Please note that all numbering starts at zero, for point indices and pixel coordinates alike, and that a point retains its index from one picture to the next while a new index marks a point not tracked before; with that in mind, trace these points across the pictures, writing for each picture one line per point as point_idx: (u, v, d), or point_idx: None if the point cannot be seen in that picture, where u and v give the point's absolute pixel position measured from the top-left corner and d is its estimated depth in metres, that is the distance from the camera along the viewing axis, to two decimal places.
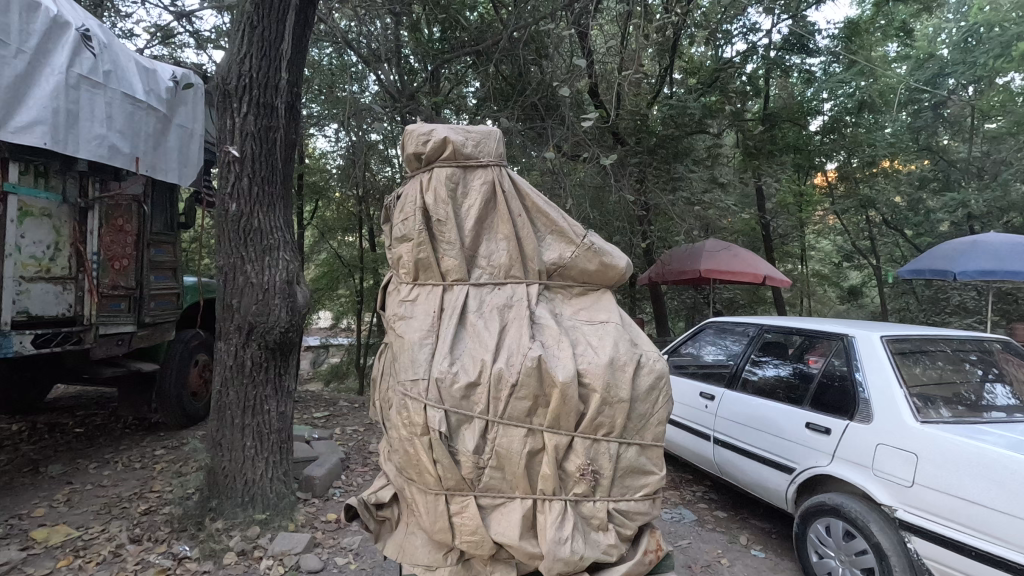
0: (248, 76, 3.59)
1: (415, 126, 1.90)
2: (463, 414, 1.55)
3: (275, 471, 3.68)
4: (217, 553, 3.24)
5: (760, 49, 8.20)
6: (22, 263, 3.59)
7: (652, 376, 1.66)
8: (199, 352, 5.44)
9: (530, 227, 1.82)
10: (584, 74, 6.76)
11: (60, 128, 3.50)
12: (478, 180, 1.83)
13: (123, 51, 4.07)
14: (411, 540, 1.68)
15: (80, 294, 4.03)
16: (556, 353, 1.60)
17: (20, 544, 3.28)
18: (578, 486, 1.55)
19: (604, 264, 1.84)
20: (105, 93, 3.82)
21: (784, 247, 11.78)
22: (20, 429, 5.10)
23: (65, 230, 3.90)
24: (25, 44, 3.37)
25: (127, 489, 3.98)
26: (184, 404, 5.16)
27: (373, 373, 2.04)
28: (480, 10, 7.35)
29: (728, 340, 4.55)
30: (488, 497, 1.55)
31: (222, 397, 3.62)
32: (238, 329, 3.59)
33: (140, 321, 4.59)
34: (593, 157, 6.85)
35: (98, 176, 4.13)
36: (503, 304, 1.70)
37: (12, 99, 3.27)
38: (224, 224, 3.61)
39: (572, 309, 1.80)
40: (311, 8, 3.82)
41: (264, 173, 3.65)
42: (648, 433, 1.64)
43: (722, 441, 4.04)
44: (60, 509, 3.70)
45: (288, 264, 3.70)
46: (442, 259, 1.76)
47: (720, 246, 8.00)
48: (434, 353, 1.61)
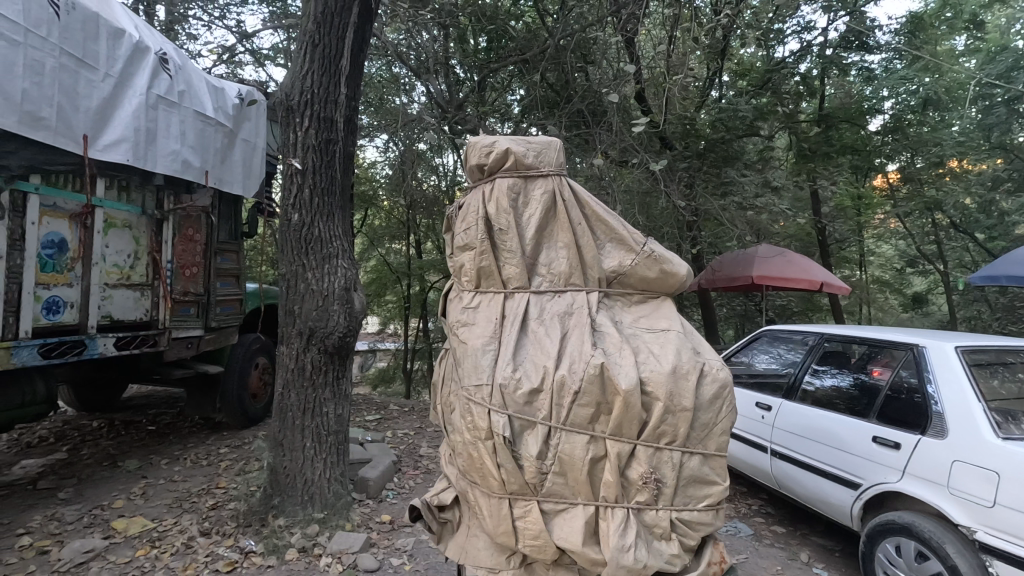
0: (309, 92, 3.76)
1: (477, 138, 1.95)
2: (525, 420, 1.57)
3: (333, 471, 3.80)
4: (280, 549, 3.39)
5: (815, 48, 7.94)
6: (106, 271, 3.88)
7: (716, 385, 1.65)
8: (260, 355, 5.71)
9: (590, 235, 1.83)
10: (631, 80, 6.78)
11: (140, 145, 3.76)
12: (540, 188, 1.85)
13: (195, 71, 4.33)
14: (473, 542, 1.72)
15: (156, 299, 4.32)
16: (618, 360, 1.60)
17: (103, 533, 3.51)
18: (640, 494, 1.54)
19: (664, 271, 1.83)
20: (179, 112, 4.09)
21: (840, 252, 11.33)
22: (100, 426, 5.47)
23: (143, 240, 4.18)
24: (112, 68, 3.60)
25: (195, 485, 4.21)
26: (245, 405, 5.41)
27: (433, 378, 2.08)
28: (525, 20, 7.47)
29: (784, 348, 4.42)
30: (551, 502, 1.57)
31: (284, 399, 3.77)
32: (299, 333, 3.74)
33: (207, 325, 4.86)
34: (641, 162, 6.71)
35: (172, 190, 4.40)
36: (563, 312, 1.72)
37: (100, 120, 3.53)
38: (287, 234, 3.78)
39: (632, 316, 1.80)
40: (369, 24, 3.94)
41: (324, 184, 3.81)
42: (712, 442, 1.62)
43: (780, 453, 3.91)
44: (136, 501, 3.95)
45: (346, 271, 3.84)
46: (504, 266, 1.80)
47: (774, 253, 7.87)
48: (498, 359, 1.64)
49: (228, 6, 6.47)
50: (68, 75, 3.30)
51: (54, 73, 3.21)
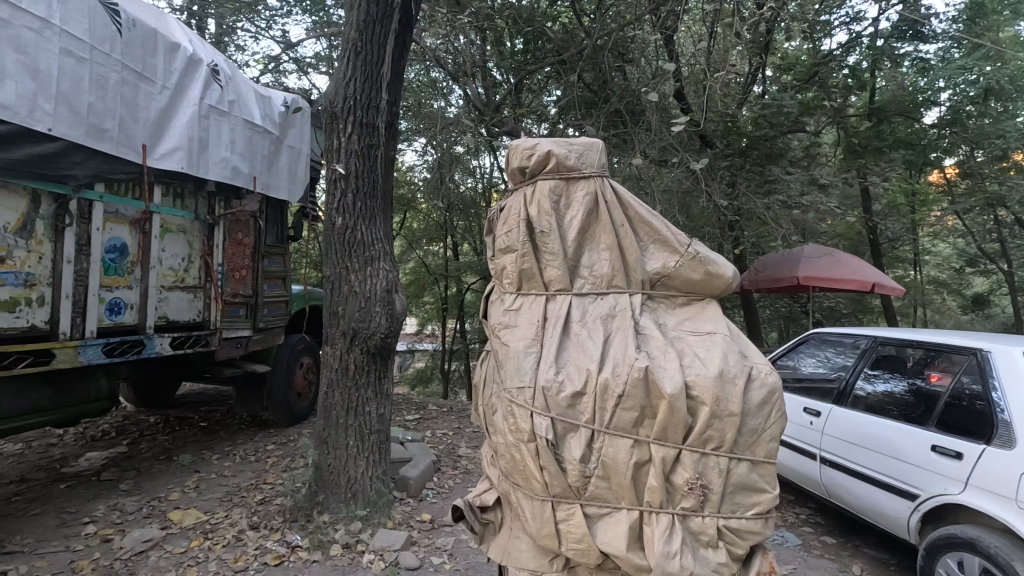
0: (352, 99, 3.84)
1: (518, 141, 1.95)
2: (568, 423, 1.56)
3: (375, 469, 3.88)
4: (325, 544, 3.48)
5: (864, 39, 7.65)
6: (163, 274, 4.08)
7: (765, 390, 1.60)
8: (304, 355, 5.88)
9: (633, 236, 1.81)
10: (670, 78, 6.67)
11: (193, 153, 3.94)
12: (582, 191, 1.84)
13: (244, 81, 4.49)
14: (515, 544, 1.73)
15: (208, 301, 4.51)
16: (662, 363, 1.58)
17: (160, 523, 3.69)
18: (685, 500, 1.52)
19: (709, 273, 1.80)
20: (230, 121, 4.25)
21: (893, 251, 10.84)
22: (156, 421, 5.73)
23: (196, 244, 4.37)
24: (168, 81, 3.77)
25: (244, 480, 4.37)
26: (290, 403, 5.58)
27: (474, 379, 2.10)
28: (562, 21, 7.45)
29: (833, 353, 4.26)
30: (594, 506, 1.56)
31: (328, 398, 3.86)
32: (343, 334, 3.83)
33: (255, 326, 5.05)
34: (681, 161, 6.61)
35: (223, 196, 4.59)
36: (606, 314, 1.70)
37: (157, 130, 3.71)
38: (331, 238, 3.88)
39: (676, 318, 1.77)
40: (409, 31, 4.01)
41: (366, 188, 3.89)
42: (761, 449, 1.58)
43: (830, 461, 3.77)
44: (190, 494, 4.12)
45: (387, 273, 3.91)
46: (545, 269, 1.80)
47: (821, 253, 7.70)
48: (540, 361, 1.64)
49: (273, 17, 6.70)
50: (129, 89, 3.48)
51: (117, 87, 3.39)
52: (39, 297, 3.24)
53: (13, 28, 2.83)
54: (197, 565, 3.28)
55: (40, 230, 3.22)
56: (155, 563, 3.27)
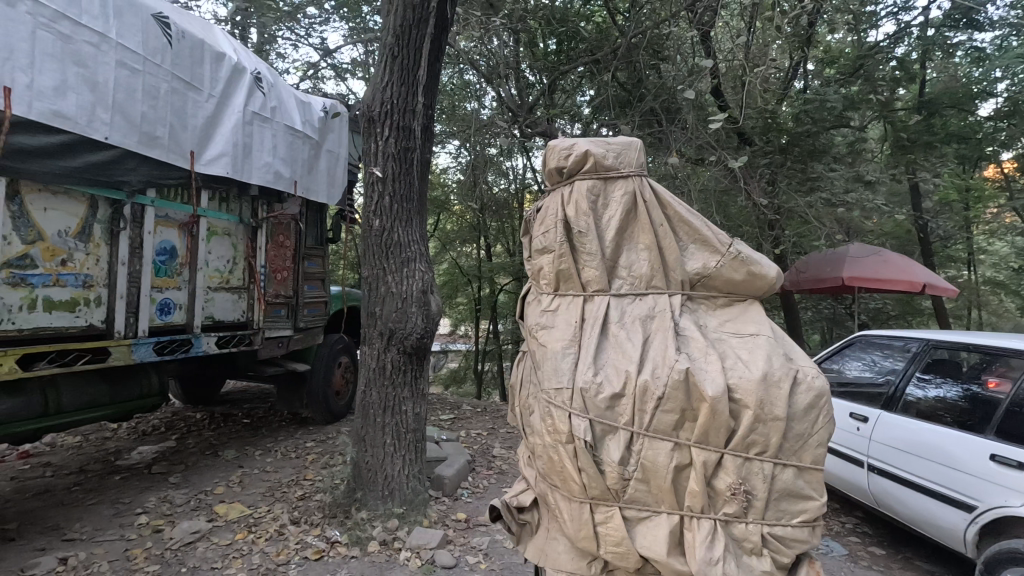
0: (389, 103, 3.90)
1: (555, 141, 1.95)
2: (607, 425, 1.55)
3: (411, 468, 3.93)
4: (363, 541, 3.54)
5: (914, 29, 7.33)
6: (209, 275, 4.23)
7: (811, 394, 1.55)
8: (342, 355, 6.01)
9: (673, 236, 1.78)
10: (707, 75, 6.55)
11: (238, 159, 4.08)
12: (620, 191, 1.82)
13: (285, 88, 4.62)
14: (553, 545, 1.72)
15: (251, 301, 4.66)
16: (703, 365, 1.55)
17: (207, 516, 3.82)
18: (728, 505, 1.48)
19: (752, 273, 1.75)
20: (272, 127, 4.39)
21: (944, 250, 10.36)
22: (202, 418, 5.95)
23: (241, 246, 4.53)
24: (215, 89, 3.91)
25: (286, 476, 4.49)
26: (329, 402, 5.70)
27: (510, 380, 2.10)
28: (595, 20, 7.41)
29: (880, 356, 4.10)
30: (633, 509, 1.54)
31: (366, 397, 3.93)
32: (380, 334, 3.89)
33: (295, 326, 5.19)
34: (719, 159, 6.48)
35: (265, 199, 4.73)
36: (645, 315, 1.67)
37: (204, 136, 3.85)
38: (369, 240, 3.95)
39: (717, 320, 1.73)
40: (445, 34, 4.04)
41: (402, 190, 3.95)
42: (807, 455, 1.53)
43: (878, 468, 3.62)
44: (235, 488, 4.26)
45: (423, 274, 3.96)
46: (583, 269, 1.78)
47: (864, 253, 7.44)
48: (578, 362, 1.64)
49: (312, 25, 6.87)
50: (178, 97, 3.63)
51: (167, 97, 3.54)
52: (96, 298, 3.41)
53: (74, 43, 2.99)
54: (242, 557, 3.39)
55: (97, 234, 3.39)
56: (203, 554, 3.39)
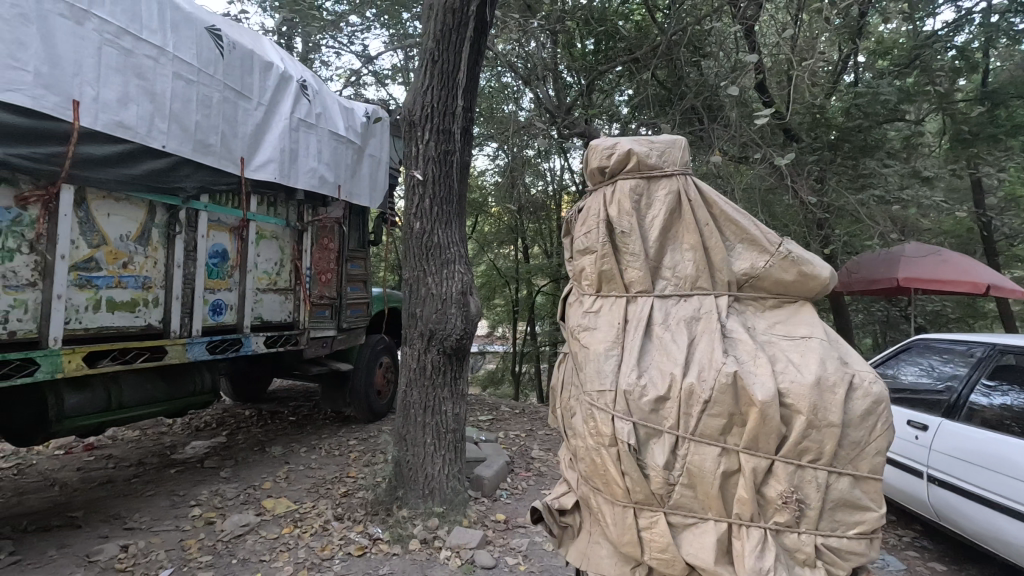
0: (430, 106, 3.96)
1: (597, 140, 1.92)
2: (651, 428, 1.52)
3: (451, 467, 3.96)
4: (404, 539, 3.59)
5: (976, 16, 6.94)
6: (258, 277, 4.39)
7: (869, 400, 1.48)
8: (383, 355, 6.13)
9: (719, 235, 1.74)
10: (751, 71, 6.37)
11: (284, 164, 4.22)
12: (663, 190, 1.78)
13: (329, 94, 4.75)
14: (595, 549, 1.70)
15: (297, 302, 4.81)
16: (753, 369, 1.50)
17: (255, 510, 3.96)
18: (779, 514, 1.43)
19: (803, 274, 1.70)
20: (316, 132, 4.51)
21: (1010, 249, 9.75)
22: (251, 415, 6.17)
23: (287, 249, 4.67)
24: (263, 97, 4.05)
25: (330, 472, 4.60)
26: (371, 401, 5.82)
27: (551, 382, 2.09)
28: (634, 18, 7.34)
29: (941, 362, 3.90)
30: (678, 515, 1.50)
31: (407, 396, 3.98)
32: (421, 335, 3.94)
33: (339, 326, 5.33)
34: (764, 157, 6.30)
35: (311, 203, 4.86)
36: (690, 317, 1.63)
37: (254, 143, 4.00)
38: (410, 242, 4.01)
39: (766, 322, 1.67)
40: (484, 37, 4.05)
41: (442, 193, 4.00)
42: (865, 463, 1.46)
43: (938, 479, 3.44)
44: (282, 483, 4.40)
45: (462, 276, 4.00)
46: (626, 270, 1.76)
47: (922, 252, 7.07)
48: (621, 364, 1.61)
49: (354, 33, 7.03)
50: (230, 106, 3.78)
51: (219, 105, 3.69)
52: (154, 299, 3.57)
53: (135, 57, 3.15)
54: (288, 551, 3.48)
55: (155, 238, 3.55)
56: (252, 547, 3.51)
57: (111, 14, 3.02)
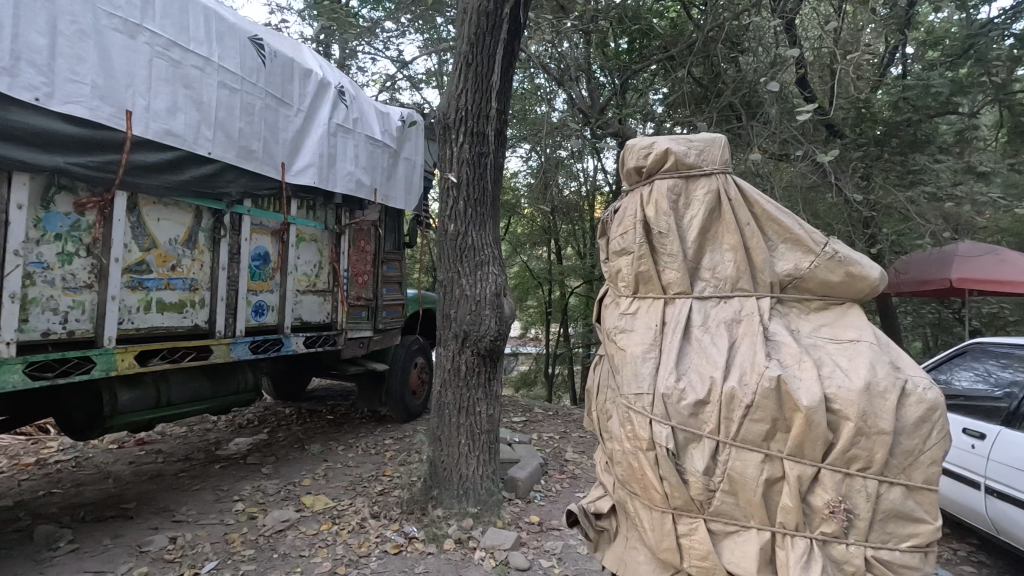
0: (464, 109, 3.98)
1: (634, 140, 1.89)
2: (690, 433, 1.49)
3: (485, 468, 3.97)
4: (439, 538, 3.62)
5: None
6: (298, 279, 4.50)
7: (923, 407, 1.42)
8: (418, 355, 6.20)
9: (761, 235, 1.69)
10: (792, 66, 6.18)
11: (323, 168, 4.32)
12: (702, 190, 1.75)
13: (365, 100, 4.84)
14: (633, 554, 1.68)
15: (335, 303, 4.92)
16: (797, 373, 1.45)
17: (295, 506, 4.06)
18: (826, 524, 1.38)
19: (850, 274, 1.64)
20: (354, 137, 4.61)
21: None
22: (291, 413, 6.33)
23: (326, 251, 4.78)
24: (303, 104, 4.16)
25: (366, 471, 4.68)
26: (406, 401, 5.89)
27: (587, 384, 2.08)
28: (669, 16, 7.22)
29: (998, 367, 3.70)
30: (719, 522, 1.47)
31: (441, 397, 4.01)
32: (455, 336, 3.97)
33: (375, 327, 5.42)
34: (806, 154, 6.11)
35: (348, 206, 4.97)
36: (730, 319, 1.59)
37: (294, 148, 4.11)
38: (444, 243, 4.05)
39: (811, 324, 1.62)
40: (517, 39, 4.06)
41: (476, 195, 4.02)
42: (918, 473, 1.40)
43: (996, 490, 3.26)
44: (320, 481, 4.50)
45: (496, 278, 4.01)
46: (663, 271, 1.72)
47: (978, 251, 6.73)
48: (658, 367, 1.58)
49: (389, 38, 7.14)
50: (271, 113, 3.89)
51: (261, 112, 3.80)
52: (200, 300, 3.71)
53: (183, 67, 3.28)
54: (327, 547, 3.56)
55: (201, 241, 3.69)
56: (292, 542, 3.60)
57: (161, 27, 3.15)
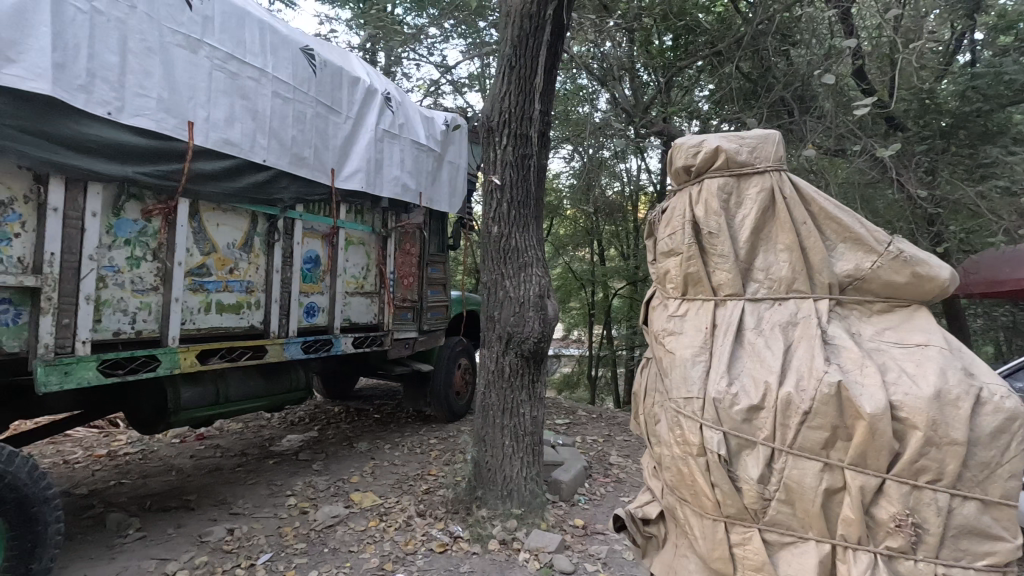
0: (507, 112, 4.00)
1: (682, 138, 1.85)
2: (744, 439, 1.44)
3: (529, 470, 3.97)
4: (483, 538, 3.64)
5: None
6: (347, 281, 4.63)
7: (1000, 416, 1.33)
8: (462, 356, 6.26)
9: (818, 235, 1.62)
10: (849, 57, 5.91)
11: (370, 173, 4.43)
12: (755, 187, 1.69)
13: (411, 105, 4.93)
14: (682, 562, 1.64)
15: (382, 305, 5.03)
16: (859, 379, 1.38)
17: (344, 502, 4.17)
18: (891, 539, 1.31)
19: (917, 275, 1.55)
20: (399, 142, 4.70)
21: None
22: (340, 412, 6.51)
23: (373, 254, 4.90)
24: (351, 111, 4.28)
25: (412, 470, 4.76)
26: (450, 401, 5.96)
27: (633, 387, 2.04)
28: (716, 10, 7.04)
29: None
30: (775, 532, 1.42)
31: (486, 398, 4.03)
32: (499, 337, 3.98)
33: (420, 328, 5.51)
34: (864, 149, 5.84)
35: (394, 210, 5.08)
36: (786, 322, 1.54)
37: (343, 154, 4.23)
38: (488, 245, 4.07)
39: (874, 328, 1.55)
40: (560, 41, 4.04)
41: (520, 197, 4.03)
42: (995, 487, 1.31)
43: None
44: (368, 478, 4.61)
45: (540, 279, 4.01)
46: (714, 272, 1.68)
47: None
48: (709, 370, 1.54)
49: (433, 44, 7.25)
50: (322, 120, 4.02)
51: (312, 120, 3.93)
52: (256, 301, 3.87)
53: (240, 79, 3.43)
54: (374, 543, 3.63)
55: (257, 245, 3.84)
56: (342, 538, 3.70)
57: (220, 41, 3.30)
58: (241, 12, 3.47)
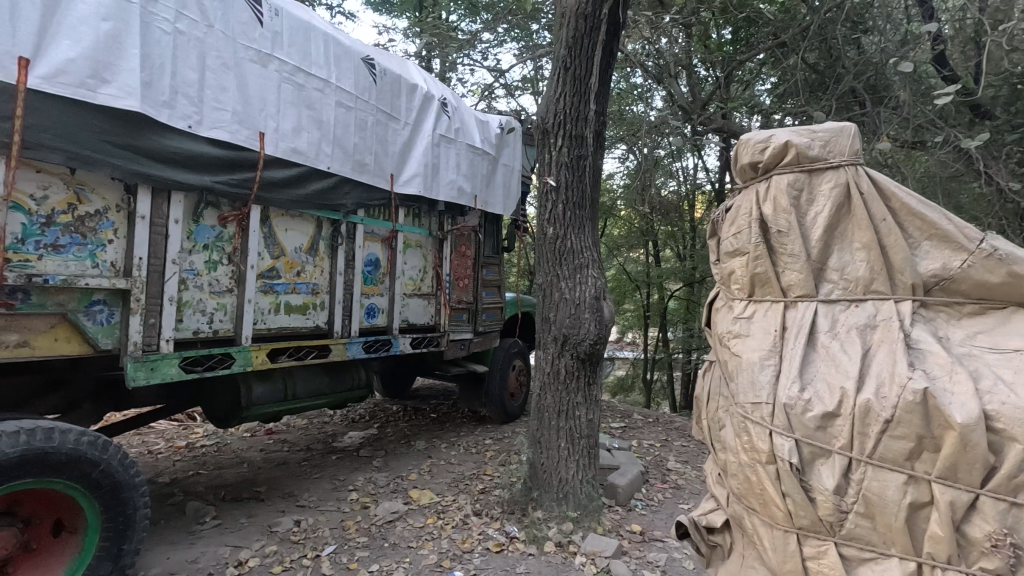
0: (562, 113, 3.99)
1: (748, 135, 1.79)
2: (818, 447, 1.38)
3: (585, 473, 3.93)
4: (540, 539, 3.64)
5: None
6: (405, 283, 4.74)
7: None
8: (517, 358, 6.29)
9: (900, 233, 1.53)
10: (927, 42, 5.52)
11: (427, 177, 4.53)
12: (828, 183, 1.61)
13: (466, 110, 5.00)
14: (750, 573, 1.59)
15: (438, 306, 5.12)
16: (948, 386, 1.29)
17: (403, 499, 4.27)
18: (985, 559, 1.22)
19: (1014, 274, 1.43)
20: (455, 146, 4.78)
21: None
22: (397, 410, 6.68)
23: (430, 256, 5.00)
24: (409, 116, 4.39)
25: (468, 469, 4.83)
26: (505, 402, 5.99)
27: (695, 391, 1.99)
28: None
29: None
30: (853, 547, 1.34)
31: (541, 399, 4.03)
32: (555, 339, 3.97)
33: (475, 329, 5.58)
34: (946, 140, 5.44)
35: (450, 213, 5.17)
36: (863, 324, 1.46)
37: (402, 159, 4.35)
38: (543, 246, 4.08)
39: (964, 331, 1.44)
40: (616, 39, 3.99)
41: (575, 198, 4.01)
42: None
43: None
44: (425, 476, 4.70)
45: (596, 280, 3.98)
46: (783, 273, 1.61)
47: None
48: (779, 374, 1.48)
49: (488, 48, 7.33)
50: (382, 127, 4.14)
51: (373, 127, 4.06)
52: (321, 303, 4.03)
53: (306, 90, 3.59)
54: (432, 540, 3.71)
55: (322, 249, 4.01)
56: (401, 533, 3.78)
57: (287, 55, 3.47)
58: (308, 26, 3.62)
